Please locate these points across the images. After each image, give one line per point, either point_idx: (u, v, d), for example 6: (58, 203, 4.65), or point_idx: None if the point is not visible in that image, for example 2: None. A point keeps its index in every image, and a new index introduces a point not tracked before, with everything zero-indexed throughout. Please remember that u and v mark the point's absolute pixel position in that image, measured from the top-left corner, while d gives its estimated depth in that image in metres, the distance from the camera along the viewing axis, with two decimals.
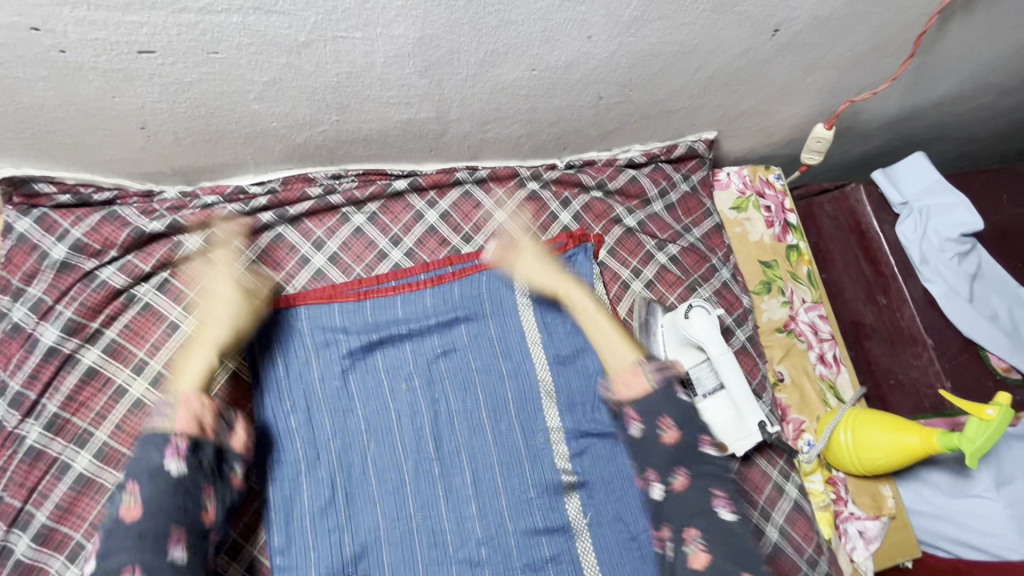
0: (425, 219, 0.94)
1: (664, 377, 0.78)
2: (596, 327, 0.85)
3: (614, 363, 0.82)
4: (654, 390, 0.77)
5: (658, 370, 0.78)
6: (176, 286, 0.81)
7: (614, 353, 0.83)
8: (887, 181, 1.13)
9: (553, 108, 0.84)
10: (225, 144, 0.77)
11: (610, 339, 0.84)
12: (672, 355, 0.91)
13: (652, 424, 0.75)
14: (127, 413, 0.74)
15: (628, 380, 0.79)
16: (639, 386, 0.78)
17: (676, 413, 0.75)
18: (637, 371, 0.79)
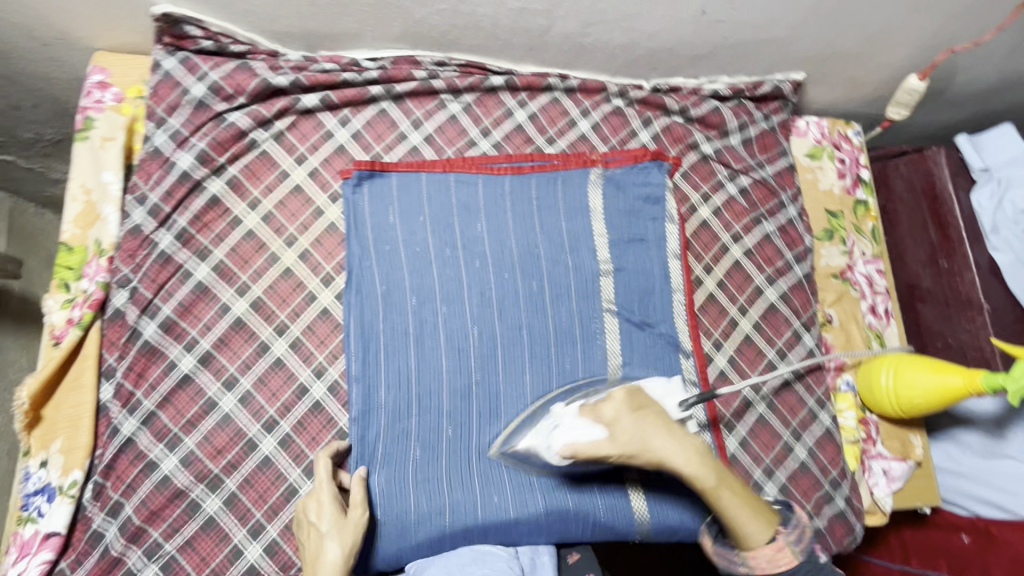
0: (514, 117, 0.99)
1: (804, 538, 0.73)
2: (727, 476, 0.72)
3: (749, 539, 0.72)
4: (800, 560, 0.71)
5: (801, 538, 0.72)
6: (290, 140, 0.89)
7: (742, 521, 0.71)
8: (969, 147, 1.12)
9: (655, 17, 0.88)
10: (353, 10, 0.84)
11: (744, 513, 0.71)
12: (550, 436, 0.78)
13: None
14: (241, 240, 0.84)
15: (765, 551, 0.72)
16: (768, 546, 0.72)
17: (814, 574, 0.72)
18: (783, 545, 0.72)
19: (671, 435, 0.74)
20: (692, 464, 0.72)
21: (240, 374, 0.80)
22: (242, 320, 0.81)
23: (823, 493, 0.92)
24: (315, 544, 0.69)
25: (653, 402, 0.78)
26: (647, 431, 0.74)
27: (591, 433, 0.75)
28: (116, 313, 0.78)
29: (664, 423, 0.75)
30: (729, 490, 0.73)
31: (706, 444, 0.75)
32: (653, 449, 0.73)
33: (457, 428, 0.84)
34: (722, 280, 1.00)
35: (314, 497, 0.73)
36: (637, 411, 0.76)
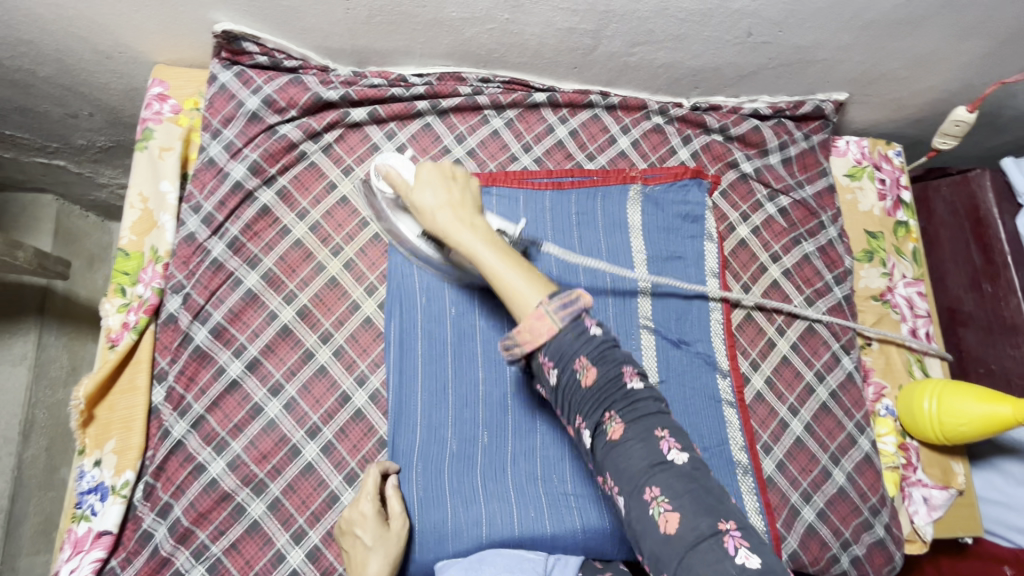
0: (556, 133, 1.01)
1: (574, 308, 0.60)
2: (502, 253, 0.67)
3: (517, 308, 0.63)
4: (560, 329, 0.59)
5: (564, 307, 0.60)
6: (337, 152, 0.92)
7: (514, 290, 0.64)
8: (1016, 168, 1.09)
9: (700, 38, 0.89)
10: (405, 28, 0.86)
11: (510, 277, 0.65)
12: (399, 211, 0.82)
13: (578, 344, 0.59)
14: (289, 249, 0.86)
15: (530, 321, 0.60)
16: (546, 329, 0.59)
17: (592, 349, 0.59)
18: (541, 313, 0.60)
19: (457, 213, 0.70)
20: (466, 235, 0.68)
21: (285, 380, 0.81)
22: (288, 327, 0.83)
23: (862, 519, 0.91)
24: (361, 557, 0.72)
25: (467, 177, 0.75)
26: (438, 201, 0.71)
27: (410, 174, 0.76)
28: (169, 317, 0.80)
29: (446, 178, 0.74)
30: (505, 254, 0.67)
31: (468, 206, 0.72)
32: (437, 221, 0.71)
33: (492, 437, 0.84)
34: (760, 299, 1.00)
35: (356, 512, 0.74)
36: (448, 183, 0.73)
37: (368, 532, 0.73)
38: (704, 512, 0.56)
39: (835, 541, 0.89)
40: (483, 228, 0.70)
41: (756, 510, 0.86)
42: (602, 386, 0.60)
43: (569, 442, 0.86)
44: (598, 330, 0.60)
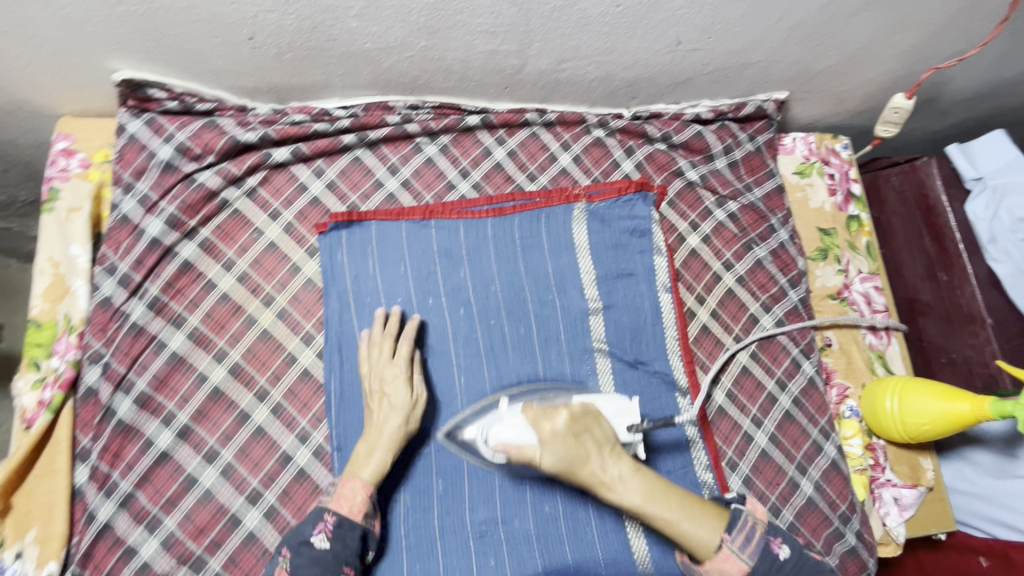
0: (493, 155, 0.97)
1: (753, 537, 0.67)
2: (659, 497, 0.67)
3: (690, 547, 0.66)
4: (749, 565, 0.66)
5: (746, 542, 0.66)
6: (263, 196, 0.87)
7: (692, 533, 0.66)
8: (961, 155, 1.10)
9: (630, 50, 0.86)
10: (319, 62, 0.81)
11: (682, 522, 0.66)
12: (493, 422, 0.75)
13: (768, 570, 0.67)
14: (217, 304, 0.82)
15: (713, 559, 0.66)
16: (735, 565, 0.66)
17: (779, 570, 0.67)
18: (727, 553, 0.66)
19: (600, 456, 0.68)
20: (628, 484, 0.67)
21: (221, 446, 0.77)
22: (220, 389, 0.79)
23: (833, 529, 0.89)
24: (381, 418, 0.76)
25: (593, 415, 0.71)
26: (571, 455, 0.67)
27: (524, 436, 0.70)
28: (89, 391, 0.75)
29: (578, 433, 0.68)
30: (678, 494, 0.68)
31: (612, 451, 0.68)
32: (585, 474, 0.67)
33: (446, 483, 0.81)
34: (715, 310, 0.98)
35: (394, 369, 0.78)
36: (581, 438, 0.68)
37: (394, 390, 0.77)
38: None
39: None
40: (631, 463, 0.68)
41: None
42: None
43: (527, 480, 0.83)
44: (788, 552, 0.68)
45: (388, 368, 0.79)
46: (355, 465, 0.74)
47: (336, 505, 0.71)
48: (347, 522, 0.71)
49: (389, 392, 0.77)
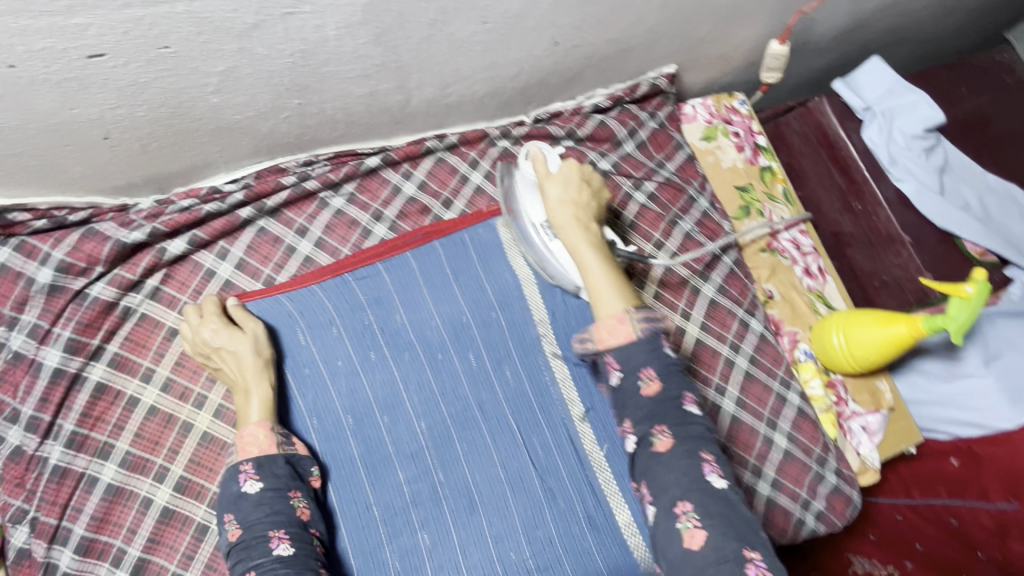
0: (403, 192, 0.94)
1: (656, 322, 0.68)
2: (602, 252, 0.74)
3: (600, 308, 0.69)
4: (639, 337, 0.66)
5: (648, 320, 0.67)
6: (168, 293, 0.82)
7: (601, 292, 0.70)
8: (847, 89, 1.15)
9: (511, 61, 0.85)
10: (192, 144, 0.76)
11: (601, 276, 0.71)
12: (526, 201, 0.84)
13: (648, 354, 0.66)
14: (144, 421, 0.76)
15: (607, 324, 0.67)
16: (623, 334, 0.67)
17: (660, 365, 0.66)
18: (624, 317, 0.67)
19: (578, 206, 0.76)
20: (580, 239, 0.74)
21: (183, 567, 0.73)
22: (169, 509, 0.74)
23: (813, 474, 0.92)
24: (233, 361, 0.76)
25: (600, 185, 0.80)
26: (565, 197, 0.76)
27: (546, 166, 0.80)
28: (21, 553, 0.70)
29: (586, 181, 0.78)
30: (615, 266, 0.74)
31: (590, 212, 0.76)
32: (558, 208, 0.75)
33: (433, 536, 0.78)
34: (658, 291, 0.97)
35: (208, 323, 0.77)
36: (583, 184, 0.78)
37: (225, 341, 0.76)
38: (727, 536, 0.58)
39: (795, 505, 0.90)
40: (596, 235, 0.76)
41: None
42: (665, 393, 0.65)
43: (514, 509, 0.81)
44: (672, 354, 0.68)
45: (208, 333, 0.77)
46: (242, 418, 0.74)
47: (243, 453, 0.70)
48: (264, 461, 0.71)
49: (230, 351, 0.76)
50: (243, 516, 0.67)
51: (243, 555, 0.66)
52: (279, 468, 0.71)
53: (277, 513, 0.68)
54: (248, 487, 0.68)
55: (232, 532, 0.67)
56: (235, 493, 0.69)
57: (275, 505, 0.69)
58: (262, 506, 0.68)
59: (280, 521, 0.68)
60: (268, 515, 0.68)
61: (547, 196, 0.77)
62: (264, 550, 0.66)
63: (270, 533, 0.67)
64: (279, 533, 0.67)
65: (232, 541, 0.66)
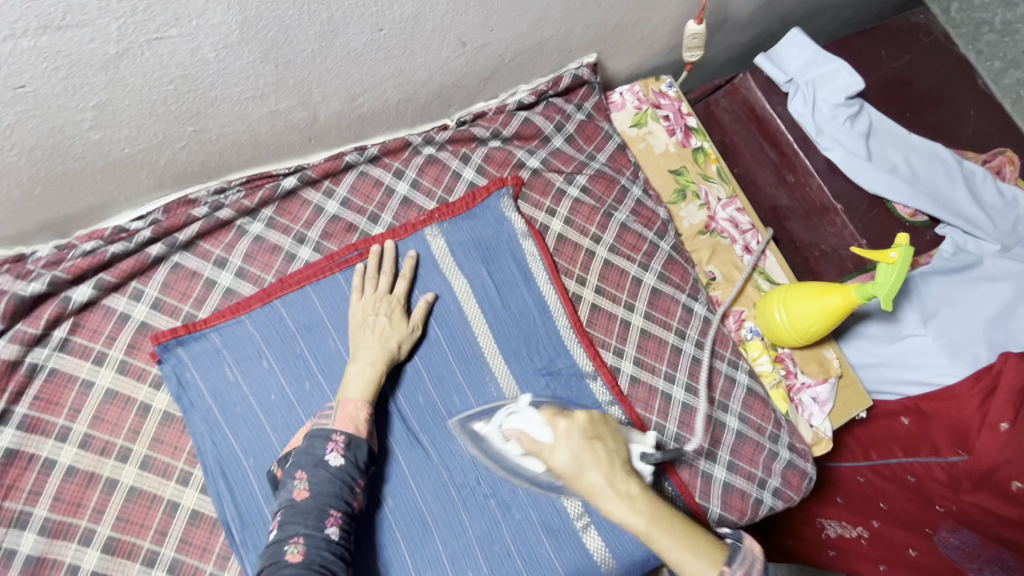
0: (326, 211, 0.91)
1: (749, 563, 0.63)
2: (640, 498, 0.64)
3: None
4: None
5: (740, 564, 0.62)
6: (79, 343, 0.77)
7: (684, 565, 0.61)
8: (769, 63, 1.15)
9: (419, 66, 0.82)
10: (83, 184, 0.72)
11: (678, 552, 0.62)
12: (523, 459, 0.78)
13: None
14: (62, 483, 0.73)
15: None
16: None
17: None
18: None
19: (598, 465, 0.66)
20: (622, 507, 0.63)
21: None
22: (99, 572, 0.72)
23: (767, 452, 0.93)
24: (381, 327, 0.82)
25: (610, 428, 0.72)
26: (584, 460, 0.66)
27: (539, 429, 0.70)
28: None
29: (592, 434, 0.69)
30: (673, 515, 0.64)
31: (621, 467, 0.67)
32: (588, 481, 0.66)
33: (385, 563, 0.76)
34: (598, 286, 0.97)
35: (372, 291, 0.84)
36: (590, 440, 0.69)
37: (379, 314, 0.83)
38: None
39: (752, 485, 0.91)
40: (640, 489, 0.66)
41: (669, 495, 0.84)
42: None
43: (468, 525, 0.79)
44: None
45: (371, 298, 0.84)
46: (344, 389, 0.76)
47: (341, 423, 0.72)
48: (356, 439, 0.72)
49: (380, 318, 0.82)
50: (316, 483, 0.67)
51: (293, 519, 0.65)
52: (360, 446, 0.72)
53: (341, 496, 0.68)
54: (333, 459, 0.69)
55: (299, 492, 0.67)
56: (320, 457, 0.69)
57: (343, 490, 0.68)
58: (334, 483, 0.68)
59: (341, 503, 0.68)
60: (334, 494, 0.67)
61: (565, 471, 0.67)
62: (318, 525, 0.65)
63: (330, 510, 0.66)
64: (337, 515, 0.67)
65: (292, 501, 0.66)
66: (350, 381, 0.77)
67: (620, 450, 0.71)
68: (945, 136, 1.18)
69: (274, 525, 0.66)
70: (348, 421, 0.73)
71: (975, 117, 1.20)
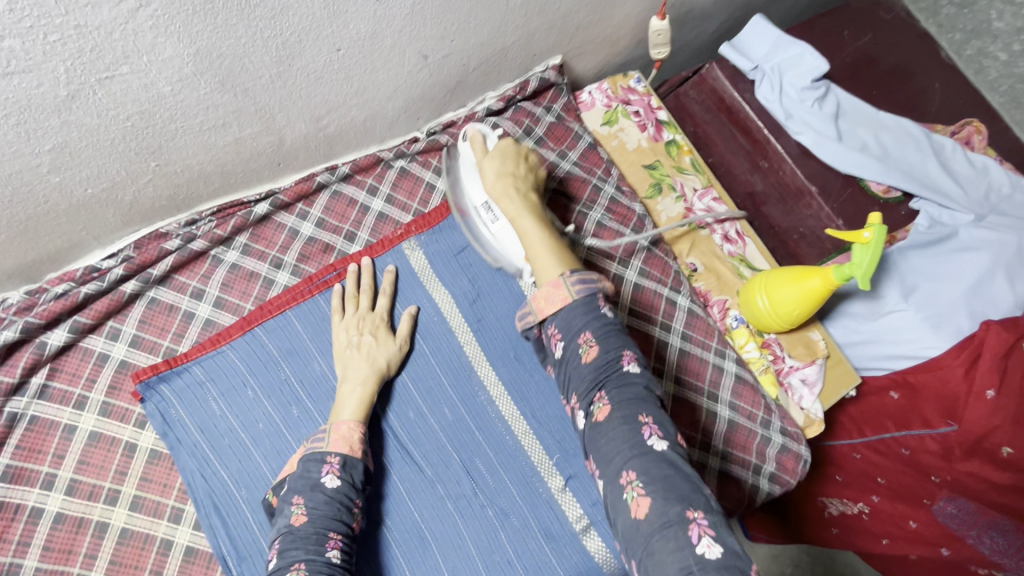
0: (302, 233, 0.90)
1: (591, 285, 0.70)
2: (540, 221, 0.79)
3: (537, 271, 0.74)
4: (574, 298, 0.69)
5: (581, 283, 0.69)
6: (58, 389, 0.76)
7: (540, 267, 0.74)
8: (734, 52, 1.16)
9: (382, 82, 0.81)
10: (49, 228, 0.71)
11: (537, 244, 0.76)
12: (467, 182, 0.87)
13: (585, 316, 0.67)
14: (52, 531, 0.72)
15: (545, 288, 0.71)
16: (558, 297, 0.70)
17: (600, 329, 0.67)
18: (557, 283, 0.70)
19: (514, 183, 0.81)
20: (521, 215, 0.79)
21: None
22: None
23: (760, 438, 0.93)
24: (371, 349, 0.81)
25: (535, 163, 0.87)
26: (505, 173, 0.82)
27: (487, 141, 0.86)
28: None
29: (520, 156, 0.85)
30: (550, 229, 0.78)
31: (529, 185, 0.83)
32: (497, 190, 0.81)
33: None
34: None
35: (355, 313, 0.84)
36: (517, 161, 0.84)
37: (365, 334, 0.82)
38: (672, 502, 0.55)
39: (746, 471, 0.92)
40: (535, 205, 0.81)
41: None
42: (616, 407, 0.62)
43: (468, 538, 0.79)
44: (609, 314, 0.69)
45: (353, 320, 0.83)
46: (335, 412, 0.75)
47: (335, 445, 0.71)
48: (351, 460, 0.71)
49: (366, 340, 0.82)
50: (312, 505, 0.66)
51: (292, 545, 0.63)
52: (355, 466, 0.71)
53: (340, 517, 0.67)
54: (329, 480, 0.68)
55: (297, 517, 0.65)
56: (315, 480, 0.67)
57: (340, 511, 0.67)
58: (331, 506, 0.66)
59: (339, 524, 0.66)
60: (333, 515, 0.66)
61: (486, 173, 0.83)
62: (320, 549, 0.64)
63: (330, 534, 0.65)
64: (336, 536, 0.65)
65: (291, 526, 0.65)
66: (342, 406, 0.76)
67: (536, 181, 0.85)
68: (913, 110, 1.19)
69: (273, 554, 0.64)
70: (342, 443, 0.71)
71: (940, 89, 1.21)
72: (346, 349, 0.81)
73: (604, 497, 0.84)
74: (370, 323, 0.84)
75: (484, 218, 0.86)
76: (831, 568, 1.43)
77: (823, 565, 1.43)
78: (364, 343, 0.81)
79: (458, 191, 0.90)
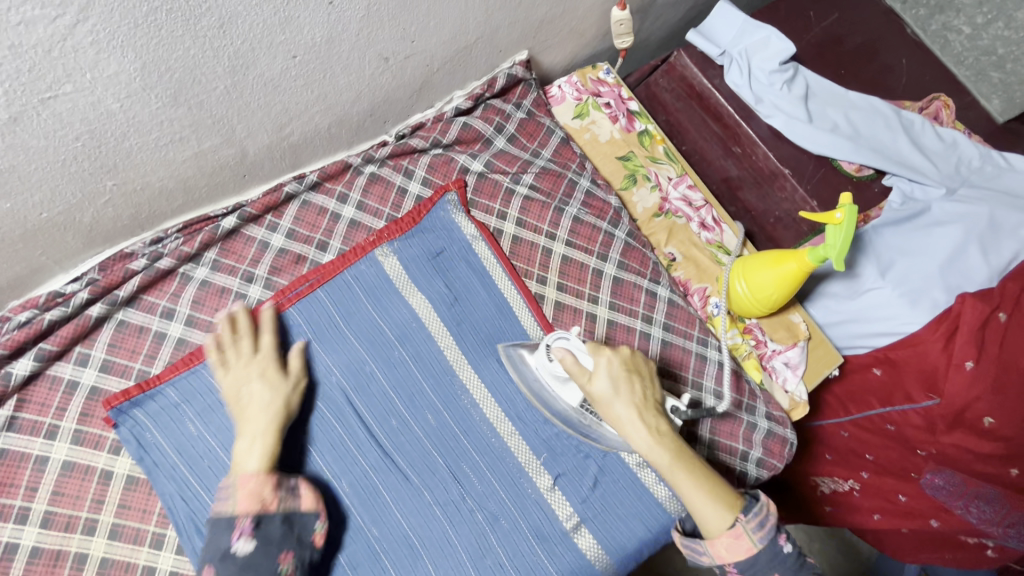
0: (272, 245, 0.88)
1: (766, 523, 0.67)
2: (680, 451, 0.69)
3: (703, 523, 0.67)
4: (758, 548, 0.66)
5: (761, 527, 0.66)
6: (28, 419, 0.74)
7: (698, 504, 0.67)
8: (701, 38, 1.15)
9: (344, 87, 0.80)
10: (6, 255, 0.69)
11: (690, 488, 0.68)
12: (561, 394, 0.75)
13: (769, 561, 0.66)
14: (28, 565, 0.70)
15: (722, 540, 0.66)
16: (742, 548, 0.66)
17: (784, 568, 0.66)
18: (739, 532, 0.66)
19: (631, 403, 0.69)
20: (646, 442, 0.68)
21: None
22: None
23: (746, 424, 0.93)
24: (254, 390, 0.74)
25: (647, 365, 0.74)
26: (619, 390, 0.69)
27: (587, 361, 0.71)
28: None
29: (633, 370, 0.72)
30: (693, 458, 0.70)
31: (654, 407, 0.71)
32: (618, 417, 0.69)
33: None
34: (560, 284, 0.97)
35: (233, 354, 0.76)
36: (632, 378, 0.71)
37: (248, 373, 0.75)
38: None
39: (733, 458, 0.91)
40: (674, 439, 0.70)
41: (657, 481, 0.85)
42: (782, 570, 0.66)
43: (457, 543, 0.78)
44: (789, 550, 0.67)
45: (228, 364, 0.75)
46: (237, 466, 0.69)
47: (240, 507, 0.66)
48: (265, 516, 0.67)
49: (249, 380, 0.74)
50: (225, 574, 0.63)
51: None
52: (269, 520, 0.67)
53: None
54: (241, 547, 0.65)
55: None
56: (225, 549, 0.64)
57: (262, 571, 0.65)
58: (243, 574, 0.64)
59: None
60: None
61: (610, 413, 0.69)
62: None
63: None
64: None
65: None
66: (238, 459, 0.69)
67: (658, 395, 0.73)
68: (882, 88, 1.19)
69: None
70: (250, 499, 0.67)
71: (907, 66, 1.22)
72: (229, 397, 0.73)
73: (593, 493, 0.83)
74: (250, 360, 0.76)
75: (591, 419, 0.76)
76: (831, 544, 1.44)
77: (823, 542, 1.45)
78: (248, 384, 0.74)
79: (536, 387, 0.79)
